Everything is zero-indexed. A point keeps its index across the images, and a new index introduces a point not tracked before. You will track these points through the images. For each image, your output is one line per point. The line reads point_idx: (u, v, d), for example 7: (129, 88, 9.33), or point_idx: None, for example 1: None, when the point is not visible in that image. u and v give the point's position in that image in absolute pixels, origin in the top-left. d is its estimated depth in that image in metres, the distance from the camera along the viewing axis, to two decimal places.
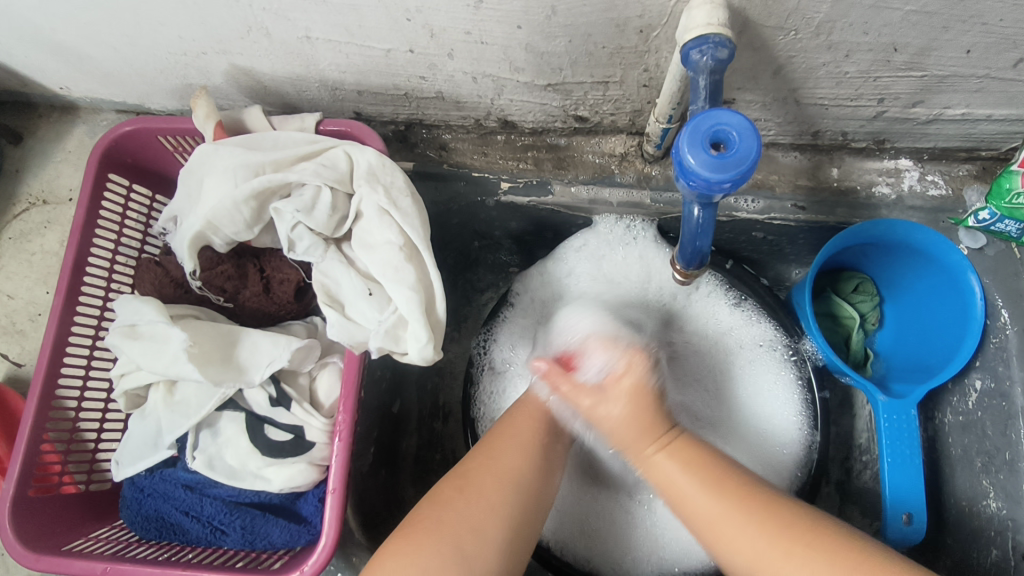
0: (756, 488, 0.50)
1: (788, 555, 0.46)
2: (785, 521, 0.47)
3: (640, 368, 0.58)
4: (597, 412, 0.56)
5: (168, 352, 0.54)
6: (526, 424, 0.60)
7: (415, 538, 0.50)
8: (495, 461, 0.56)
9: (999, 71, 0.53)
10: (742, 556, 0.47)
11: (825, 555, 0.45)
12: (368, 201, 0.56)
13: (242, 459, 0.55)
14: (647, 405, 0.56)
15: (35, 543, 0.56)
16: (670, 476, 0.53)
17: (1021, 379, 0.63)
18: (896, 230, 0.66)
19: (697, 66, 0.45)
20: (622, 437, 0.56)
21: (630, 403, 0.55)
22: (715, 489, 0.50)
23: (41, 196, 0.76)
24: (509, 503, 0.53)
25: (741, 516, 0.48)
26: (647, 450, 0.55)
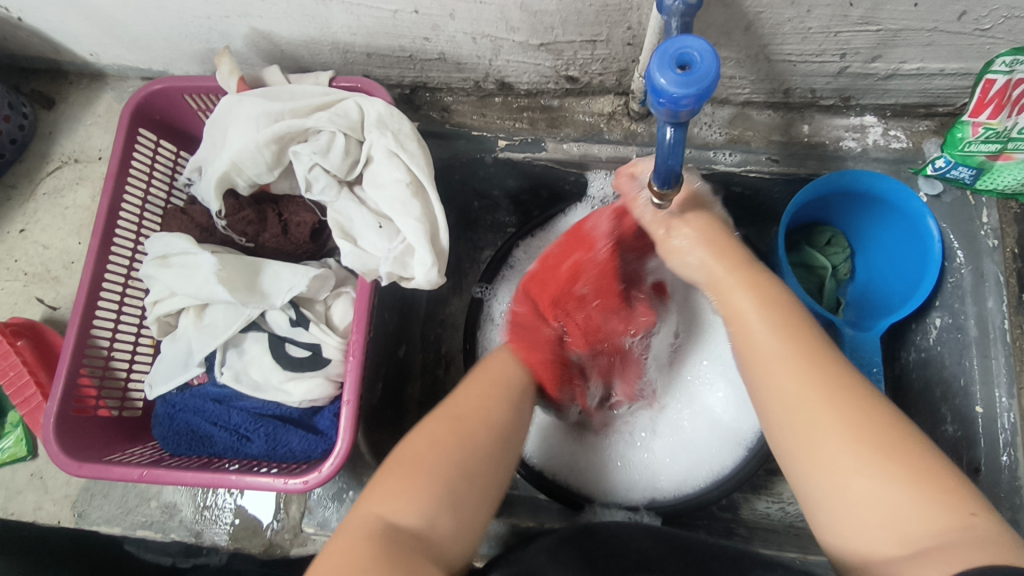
0: (821, 340, 0.49)
1: (828, 411, 0.45)
2: (836, 383, 0.46)
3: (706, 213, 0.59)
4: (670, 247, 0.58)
5: (199, 277, 0.61)
6: (498, 372, 0.60)
7: (408, 476, 0.49)
8: (466, 405, 0.55)
9: (946, 25, 0.60)
10: (782, 398, 0.47)
11: (866, 422, 0.44)
12: (378, 145, 0.62)
13: (266, 374, 0.62)
14: (728, 244, 0.56)
15: (77, 454, 0.61)
16: (744, 309, 0.52)
17: (974, 313, 0.69)
18: (862, 179, 0.72)
19: (670, 11, 0.51)
20: (708, 274, 0.55)
21: (699, 239, 0.56)
22: (784, 328, 0.49)
23: (72, 156, 0.82)
24: (488, 440, 0.53)
25: (795, 358, 0.48)
26: (720, 273, 0.55)
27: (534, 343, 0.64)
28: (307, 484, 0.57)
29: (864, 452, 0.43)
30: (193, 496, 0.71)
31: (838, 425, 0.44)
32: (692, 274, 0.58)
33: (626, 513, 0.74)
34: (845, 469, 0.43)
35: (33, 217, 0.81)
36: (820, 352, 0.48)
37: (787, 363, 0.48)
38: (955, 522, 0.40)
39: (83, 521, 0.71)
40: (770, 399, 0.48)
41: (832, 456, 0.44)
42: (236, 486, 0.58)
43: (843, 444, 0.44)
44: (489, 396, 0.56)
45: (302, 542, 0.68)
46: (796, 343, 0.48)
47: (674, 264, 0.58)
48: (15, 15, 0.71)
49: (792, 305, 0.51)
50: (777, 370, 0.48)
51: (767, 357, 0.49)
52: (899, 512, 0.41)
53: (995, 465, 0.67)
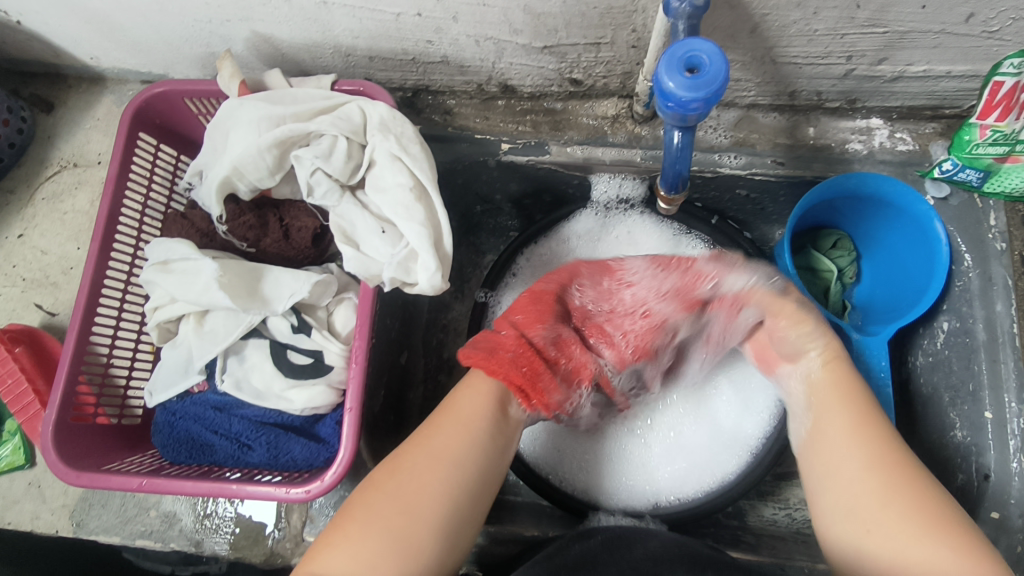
0: (882, 418, 0.56)
1: (880, 483, 0.51)
2: (891, 458, 0.52)
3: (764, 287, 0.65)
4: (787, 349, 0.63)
5: (200, 283, 0.61)
6: (471, 403, 0.58)
7: (348, 525, 0.50)
8: (430, 443, 0.55)
9: (954, 27, 0.59)
10: (840, 465, 0.54)
11: (920, 496, 0.50)
12: (380, 149, 0.61)
13: (267, 382, 0.62)
14: (837, 349, 0.61)
15: (76, 463, 0.60)
16: (818, 385, 0.59)
17: (983, 317, 0.68)
18: (867, 182, 0.71)
19: (676, 13, 0.50)
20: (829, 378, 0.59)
21: (829, 343, 0.61)
22: (846, 404, 0.56)
23: (71, 160, 0.81)
24: (443, 482, 0.52)
25: (857, 431, 0.54)
26: (818, 363, 0.61)
27: (478, 343, 0.60)
28: (310, 493, 0.56)
29: (920, 525, 0.48)
30: (193, 506, 0.70)
31: (887, 497, 0.50)
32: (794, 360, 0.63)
33: (631, 519, 0.73)
34: (886, 530, 0.49)
35: (31, 222, 0.80)
36: (886, 435, 0.54)
37: (858, 441, 0.54)
38: None
39: (82, 530, 0.70)
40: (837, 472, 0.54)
41: (877, 522, 0.49)
42: (236, 496, 0.57)
43: (891, 513, 0.49)
44: (453, 433, 0.55)
45: (304, 552, 0.67)
46: (863, 420, 0.55)
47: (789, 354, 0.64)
48: (14, 19, 0.70)
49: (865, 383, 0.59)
50: (850, 448, 0.54)
51: (840, 437, 0.55)
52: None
53: (1005, 471, 0.66)
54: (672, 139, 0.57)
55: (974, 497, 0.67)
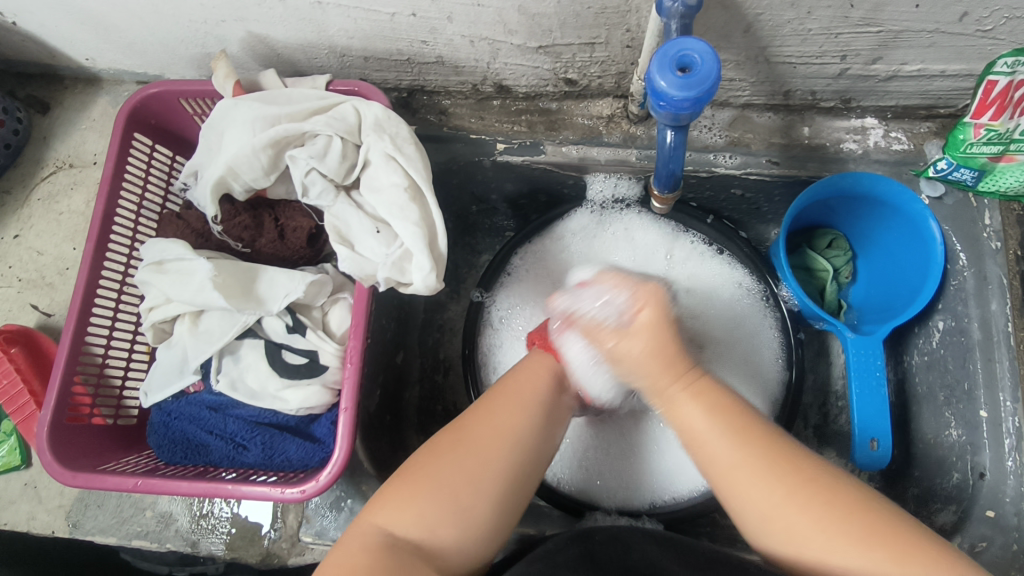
0: (766, 429, 0.53)
1: (803, 513, 0.48)
2: (801, 475, 0.50)
3: (658, 295, 0.56)
4: (620, 351, 0.55)
5: (195, 283, 0.61)
6: (534, 383, 0.60)
7: (412, 486, 0.51)
8: (496, 416, 0.56)
9: (947, 26, 0.59)
10: (752, 504, 0.50)
11: (828, 507, 0.48)
12: (375, 149, 0.61)
13: (263, 382, 0.62)
14: (666, 342, 0.54)
15: (71, 464, 0.61)
16: (692, 418, 0.54)
17: (978, 316, 0.68)
18: (862, 182, 0.71)
19: (669, 13, 0.50)
20: (647, 378, 0.55)
21: (645, 338, 0.54)
22: (735, 435, 0.52)
23: (67, 161, 0.81)
24: (508, 456, 0.53)
25: (750, 461, 0.51)
26: (671, 387, 0.55)
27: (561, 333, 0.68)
28: (305, 493, 0.56)
29: (843, 537, 0.46)
30: (189, 506, 0.70)
31: (813, 522, 0.47)
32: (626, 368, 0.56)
33: (627, 519, 0.73)
34: (830, 556, 0.46)
35: (27, 223, 0.80)
36: (773, 450, 0.51)
37: (752, 468, 0.50)
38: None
39: (78, 531, 0.70)
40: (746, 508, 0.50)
41: (814, 550, 0.47)
42: (231, 496, 0.57)
43: (816, 527, 0.47)
44: (514, 408, 0.56)
45: (300, 552, 0.67)
46: (753, 454, 0.51)
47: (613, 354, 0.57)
48: (10, 20, 0.70)
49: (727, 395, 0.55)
50: (749, 481, 0.50)
51: (734, 470, 0.51)
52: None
53: (1001, 470, 0.65)
54: (665, 139, 0.57)
55: (969, 497, 0.66)
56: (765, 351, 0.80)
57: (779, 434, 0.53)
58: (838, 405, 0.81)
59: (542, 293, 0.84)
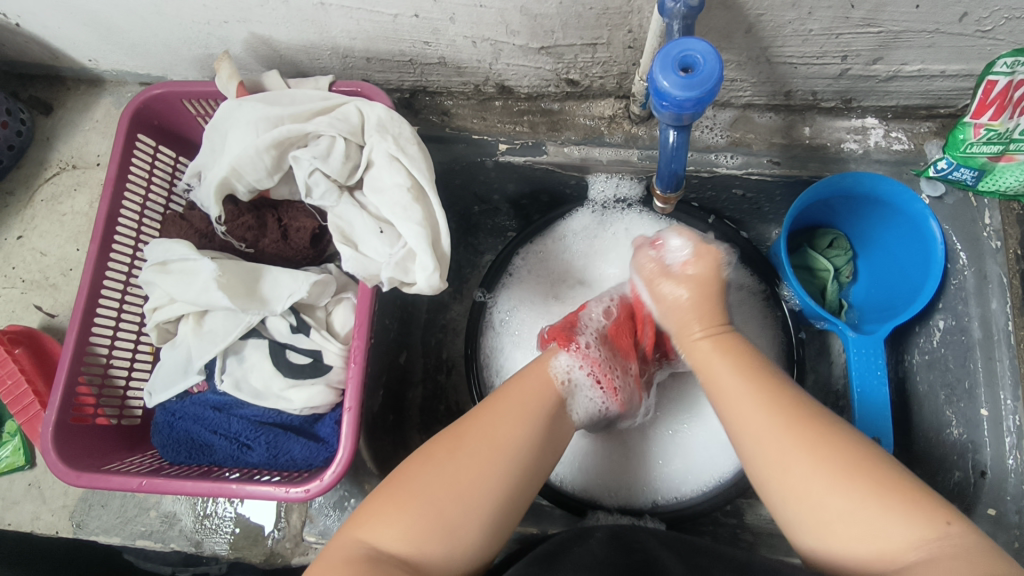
0: (781, 379, 0.55)
1: (803, 453, 0.49)
2: (805, 417, 0.51)
3: (714, 260, 0.63)
4: (662, 293, 0.63)
5: (199, 283, 0.61)
6: (536, 393, 0.59)
7: (399, 501, 0.51)
8: (494, 428, 0.55)
9: (948, 26, 0.59)
10: (756, 442, 0.52)
11: (825, 447, 0.49)
12: (378, 150, 0.62)
13: (267, 381, 0.62)
14: (708, 298, 0.61)
15: (75, 463, 0.61)
16: (712, 361, 0.58)
17: (978, 314, 0.69)
18: (863, 181, 0.71)
19: (671, 13, 0.51)
20: (677, 321, 0.62)
21: (692, 288, 0.62)
22: (749, 377, 0.55)
23: (69, 162, 0.82)
24: (500, 472, 0.53)
25: (761, 399, 0.53)
26: (695, 332, 0.60)
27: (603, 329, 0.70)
28: (309, 492, 0.56)
29: (833, 477, 0.47)
30: (193, 506, 0.70)
31: (812, 463, 0.48)
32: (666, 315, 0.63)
33: (630, 518, 0.74)
34: (824, 497, 0.47)
35: (30, 224, 0.80)
36: (782, 393, 0.53)
37: (759, 403, 0.53)
38: (923, 534, 0.44)
39: (82, 531, 0.70)
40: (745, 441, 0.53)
41: (811, 489, 0.48)
42: (235, 495, 0.57)
43: (809, 460, 0.49)
44: (511, 421, 0.55)
45: (303, 551, 0.68)
46: (767, 393, 0.53)
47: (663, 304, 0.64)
48: (13, 21, 0.71)
49: (752, 348, 0.59)
50: (751, 416, 0.53)
51: (739, 401, 0.54)
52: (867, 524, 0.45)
53: (1001, 468, 0.66)
54: (667, 139, 0.57)
55: (970, 494, 0.67)
56: (766, 355, 0.80)
57: (794, 387, 0.55)
58: (839, 404, 0.81)
59: (544, 293, 0.84)
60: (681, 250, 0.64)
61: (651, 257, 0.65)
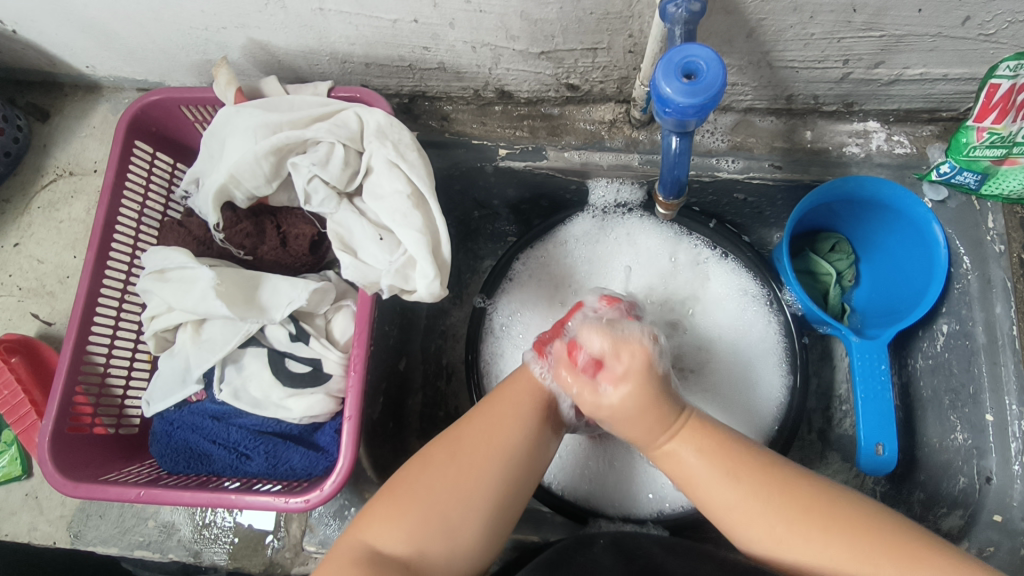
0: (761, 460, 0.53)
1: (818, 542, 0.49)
2: (807, 497, 0.50)
3: (639, 354, 0.54)
4: (597, 402, 0.54)
5: (198, 291, 0.60)
6: (535, 392, 0.59)
7: (400, 504, 0.51)
8: (495, 429, 0.55)
9: (951, 30, 0.59)
10: (762, 538, 0.51)
11: (836, 528, 0.48)
12: (378, 156, 0.61)
13: (266, 390, 0.61)
14: (652, 400, 0.53)
15: (73, 474, 0.60)
16: (686, 463, 0.54)
17: (982, 319, 0.68)
18: (865, 186, 0.71)
19: (673, 19, 0.50)
20: (634, 434, 0.55)
21: (631, 396, 0.53)
22: (735, 477, 0.52)
23: (67, 169, 0.81)
24: (501, 475, 0.53)
25: (752, 503, 0.51)
26: (660, 439, 0.54)
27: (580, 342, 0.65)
28: (309, 503, 0.56)
29: (853, 556, 0.47)
30: (191, 516, 0.69)
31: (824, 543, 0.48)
32: (607, 422, 0.56)
33: (632, 526, 0.73)
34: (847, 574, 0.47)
35: (27, 231, 0.80)
36: (772, 478, 0.52)
37: (757, 506, 0.51)
38: None
39: (79, 541, 0.69)
40: (752, 541, 0.51)
41: (831, 568, 0.48)
42: (234, 506, 0.56)
43: (829, 548, 0.48)
44: (511, 420, 0.56)
45: (303, 561, 0.67)
46: (754, 490, 0.51)
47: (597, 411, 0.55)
48: (10, 28, 0.70)
49: (718, 435, 0.55)
50: (752, 519, 0.51)
51: (733, 508, 0.52)
52: None
53: (1006, 474, 0.65)
54: (669, 146, 0.57)
55: (976, 500, 0.66)
56: (771, 369, 0.79)
57: (775, 461, 0.53)
58: (842, 408, 0.81)
59: (544, 298, 0.83)
60: (602, 350, 0.54)
61: (578, 371, 0.55)
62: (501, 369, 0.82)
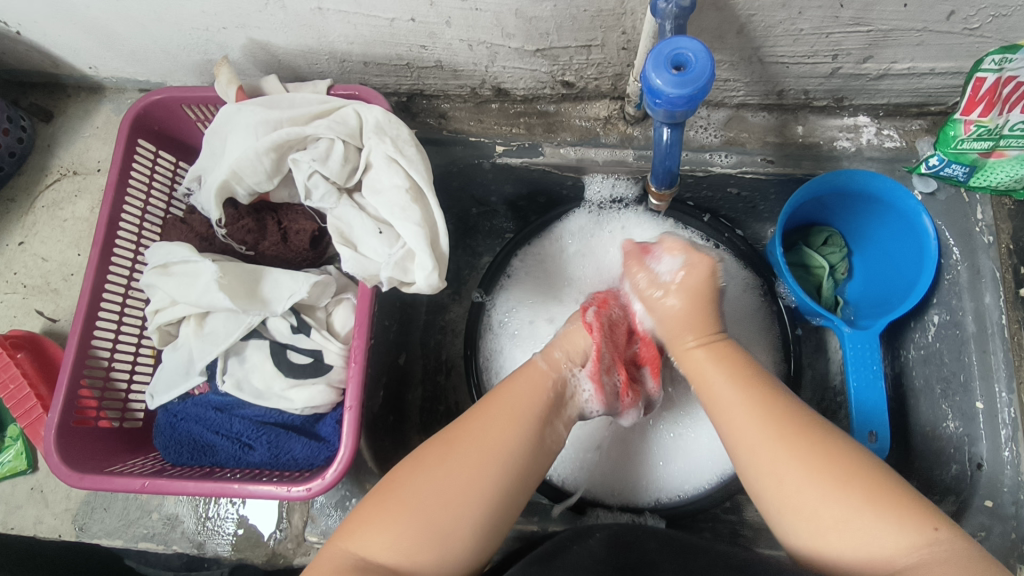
0: (769, 381, 0.56)
1: (791, 447, 0.50)
2: (790, 417, 0.52)
3: (700, 274, 0.62)
4: (657, 302, 0.63)
5: (200, 284, 0.62)
6: (525, 398, 0.59)
7: (394, 509, 0.51)
8: (484, 435, 0.55)
9: (936, 24, 0.60)
10: (743, 445, 0.53)
11: (810, 450, 0.50)
12: (377, 152, 0.63)
13: (268, 381, 0.63)
14: (701, 307, 0.62)
15: (78, 466, 0.61)
16: (705, 369, 0.59)
17: (972, 309, 0.69)
18: (856, 178, 0.72)
19: (664, 13, 0.52)
20: (674, 333, 0.62)
21: (684, 299, 0.62)
22: (738, 381, 0.56)
23: (71, 168, 0.82)
24: (491, 482, 0.53)
25: (751, 404, 0.54)
26: (688, 341, 0.61)
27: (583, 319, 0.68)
28: (311, 491, 0.57)
29: (824, 482, 0.48)
30: (195, 508, 0.70)
31: (800, 455, 0.50)
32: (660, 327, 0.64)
33: (630, 516, 0.75)
34: (802, 495, 0.48)
35: (32, 230, 0.81)
36: (768, 397, 0.54)
37: (747, 405, 0.54)
38: (916, 544, 0.44)
39: (84, 534, 0.70)
40: (734, 445, 0.54)
41: (805, 496, 0.48)
42: (238, 495, 0.57)
43: (801, 464, 0.49)
44: (502, 427, 0.55)
45: (305, 551, 0.68)
46: (751, 400, 0.54)
47: (654, 314, 0.64)
48: (14, 29, 0.71)
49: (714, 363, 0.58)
50: (734, 415, 0.54)
51: (727, 407, 0.55)
52: (858, 534, 0.46)
53: (997, 461, 0.66)
54: (662, 138, 0.58)
55: (968, 486, 0.67)
56: (760, 353, 0.80)
57: (786, 391, 0.55)
58: (836, 400, 0.82)
59: (543, 295, 0.84)
60: (671, 261, 0.64)
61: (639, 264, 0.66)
62: (501, 364, 0.83)
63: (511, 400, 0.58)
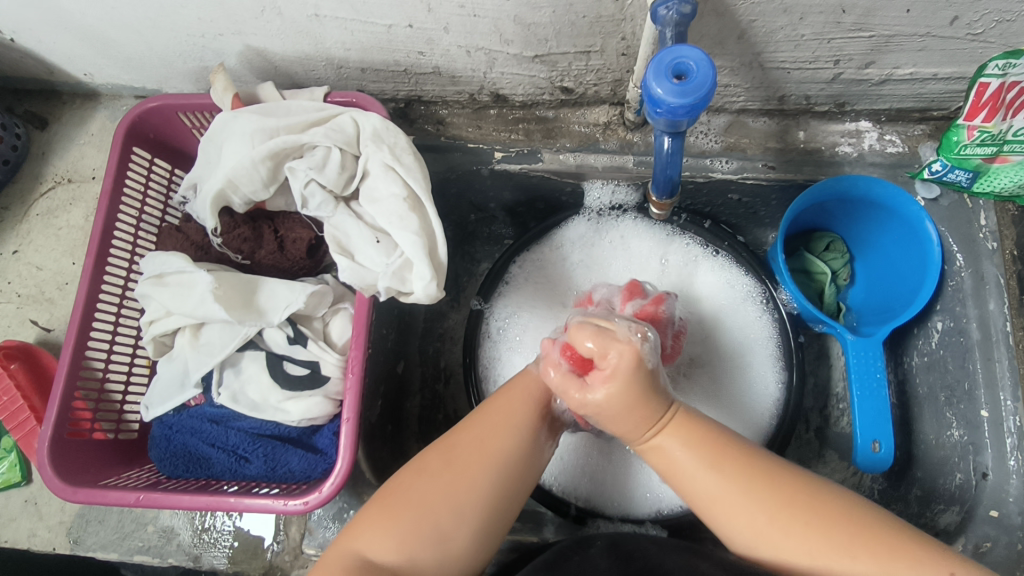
0: (744, 450, 0.52)
1: (784, 521, 0.48)
2: (779, 487, 0.49)
3: (626, 359, 0.50)
4: (582, 401, 0.51)
5: (195, 295, 0.61)
6: (523, 394, 0.58)
7: (396, 509, 0.50)
8: (484, 434, 0.54)
9: (939, 30, 0.60)
10: (742, 529, 0.49)
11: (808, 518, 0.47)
12: (374, 159, 0.62)
13: (264, 393, 0.62)
14: (641, 391, 0.50)
15: (71, 479, 0.60)
16: (671, 455, 0.52)
17: (976, 316, 0.69)
18: (858, 184, 0.72)
19: (664, 21, 0.51)
20: (621, 431, 0.52)
21: (616, 396, 0.50)
22: (714, 466, 0.51)
23: (66, 176, 0.82)
24: (491, 479, 0.52)
25: (740, 489, 0.49)
26: (644, 434, 0.53)
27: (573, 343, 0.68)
28: (308, 505, 0.56)
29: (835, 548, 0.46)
30: (191, 520, 0.69)
31: (805, 535, 0.47)
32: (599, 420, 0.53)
33: (631, 526, 0.74)
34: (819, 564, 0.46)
35: (26, 239, 0.80)
36: (751, 471, 0.50)
37: (733, 485, 0.50)
38: None
39: (79, 547, 0.69)
40: (735, 535, 0.50)
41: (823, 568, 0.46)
42: (232, 509, 0.57)
43: (809, 536, 0.47)
44: (503, 428, 0.55)
45: (302, 564, 0.67)
46: (735, 478, 0.50)
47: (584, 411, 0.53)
48: (8, 37, 0.71)
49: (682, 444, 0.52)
50: (727, 508, 0.50)
51: (716, 502, 0.50)
52: None
53: (1003, 470, 0.65)
54: (662, 147, 0.58)
55: (972, 496, 0.66)
56: (763, 362, 0.80)
57: (760, 453, 0.52)
58: (838, 407, 0.82)
59: (544, 302, 0.84)
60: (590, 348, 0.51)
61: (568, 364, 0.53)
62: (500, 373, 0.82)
63: (509, 403, 0.57)
